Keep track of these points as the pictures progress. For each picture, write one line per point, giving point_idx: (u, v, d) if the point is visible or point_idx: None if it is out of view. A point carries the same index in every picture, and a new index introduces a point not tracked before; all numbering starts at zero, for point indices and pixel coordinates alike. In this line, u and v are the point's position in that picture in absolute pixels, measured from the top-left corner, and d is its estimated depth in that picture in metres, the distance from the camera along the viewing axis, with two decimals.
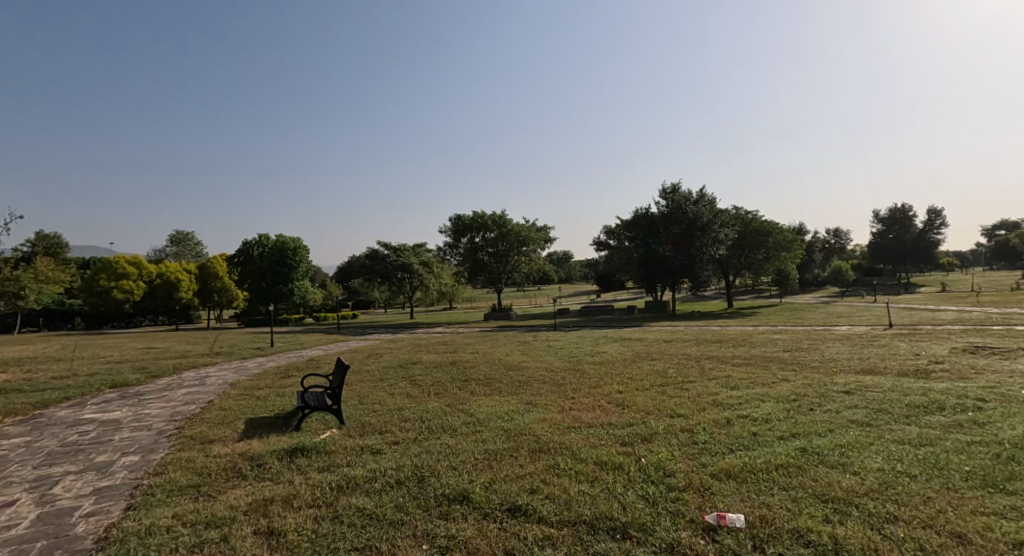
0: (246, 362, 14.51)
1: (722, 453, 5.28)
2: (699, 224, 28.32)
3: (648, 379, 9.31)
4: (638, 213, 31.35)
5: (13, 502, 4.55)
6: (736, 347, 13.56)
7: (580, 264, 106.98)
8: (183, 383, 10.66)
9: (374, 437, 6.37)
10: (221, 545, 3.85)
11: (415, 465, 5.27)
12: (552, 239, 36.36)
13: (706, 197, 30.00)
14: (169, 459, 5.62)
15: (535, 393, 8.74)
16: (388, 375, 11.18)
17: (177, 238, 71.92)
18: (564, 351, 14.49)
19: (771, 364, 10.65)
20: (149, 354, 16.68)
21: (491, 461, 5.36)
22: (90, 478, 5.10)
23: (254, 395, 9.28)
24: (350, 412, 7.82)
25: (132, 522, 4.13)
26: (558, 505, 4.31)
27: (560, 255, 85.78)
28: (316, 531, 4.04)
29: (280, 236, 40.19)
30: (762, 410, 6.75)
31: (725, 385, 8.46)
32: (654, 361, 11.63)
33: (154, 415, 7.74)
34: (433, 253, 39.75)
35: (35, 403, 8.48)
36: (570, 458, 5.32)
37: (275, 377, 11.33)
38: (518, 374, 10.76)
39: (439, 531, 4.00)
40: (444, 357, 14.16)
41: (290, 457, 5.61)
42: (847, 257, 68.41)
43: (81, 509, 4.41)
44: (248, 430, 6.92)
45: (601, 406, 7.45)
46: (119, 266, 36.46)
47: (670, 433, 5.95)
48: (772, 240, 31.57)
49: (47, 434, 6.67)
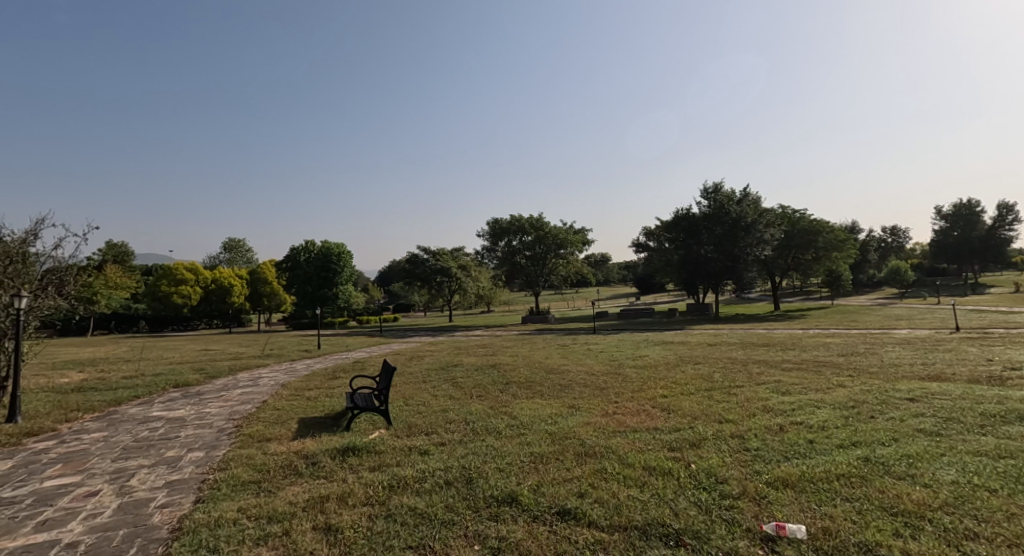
0: (296, 363, 15.05)
1: (776, 460, 5.09)
2: (742, 224, 27.42)
3: (694, 384, 9.08)
4: (679, 214, 30.67)
5: (95, 492, 4.87)
6: (784, 351, 13.09)
7: (619, 266, 105.91)
8: (239, 383, 11.14)
9: (421, 438, 6.50)
10: (283, 539, 4.00)
11: (463, 466, 5.34)
12: (590, 241, 36.17)
13: (750, 196, 29.05)
14: (231, 455, 5.90)
15: (577, 396, 8.73)
16: (431, 377, 11.40)
17: (231, 245, 75.21)
18: (605, 355, 14.34)
19: (825, 368, 10.21)
20: (206, 356, 17.55)
21: (538, 464, 5.35)
22: (162, 472, 5.41)
23: (305, 395, 9.62)
24: (397, 413, 8.00)
25: (201, 514, 4.35)
26: (608, 509, 4.28)
27: (598, 257, 84.99)
28: (371, 529, 4.15)
29: (324, 243, 41.83)
30: (818, 416, 6.50)
31: (777, 391, 8.16)
32: (698, 364, 11.36)
33: (214, 414, 8.15)
34: (471, 257, 40.18)
35: (108, 401, 9.04)
36: (617, 462, 5.26)
37: (323, 378, 11.71)
38: (559, 377, 10.72)
39: (491, 533, 4.03)
40: (484, 359, 14.26)
41: (342, 456, 5.78)
42: (905, 256, 65.03)
43: (156, 500, 4.69)
44: (301, 429, 7.17)
45: (645, 411, 7.32)
46: (178, 273, 38.53)
47: (720, 439, 5.79)
48: (822, 240, 30.26)
49: (122, 429, 7.13)
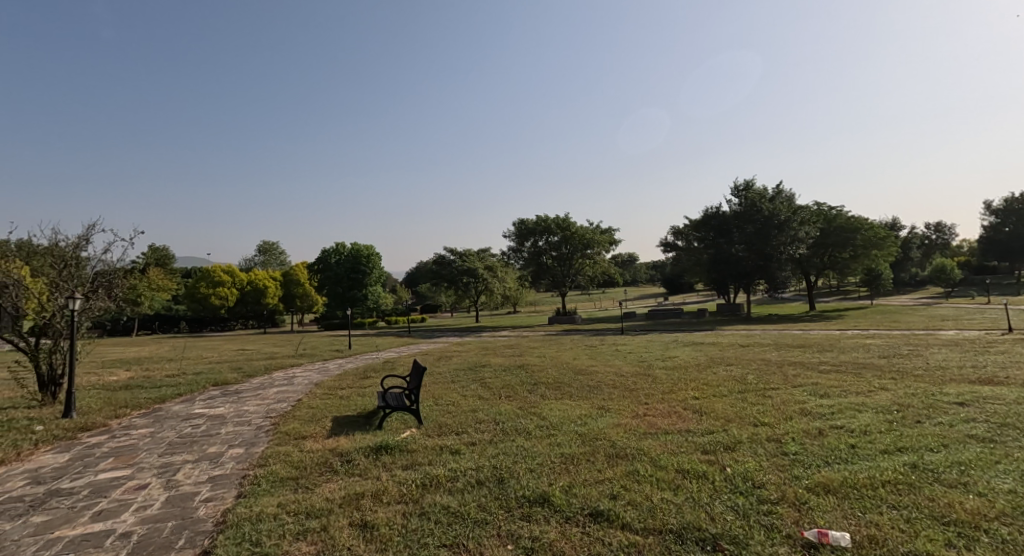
0: (328, 363, 15.37)
1: (816, 465, 4.95)
2: (775, 222, 26.53)
3: (726, 385, 8.91)
4: (709, 212, 30.12)
5: (145, 485, 5.09)
6: (821, 352, 12.70)
7: (648, 266, 104.65)
8: (274, 382, 11.44)
9: (452, 437, 6.55)
10: (321, 534, 4.09)
11: (495, 465, 5.37)
12: (617, 241, 35.88)
13: (783, 194, 28.28)
14: (270, 452, 6.06)
15: (607, 398, 8.65)
16: (460, 377, 11.49)
17: (265, 248, 77.36)
18: (634, 356, 14.18)
19: (866, 371, 9.88)
20: (243, 355, 18.07)
21: (568, 465, 5.34)
22: (205, 467, 5.61)
23: (337, 394, 9.80)
24: (427, 412, 8.08)
25: (243, 508, 4.49)
26: (642, 512, 4.23)
27: (625, 257, 84.12)
28: (406, 526, 4.21)
29: (354, 245, 42.73)
30: (859, 420, 6.30)
31: (815, 393, 7.92)
32: (731, 366, 11.11)
33: (252, 412, 8.38)
34: (497, 258, 40.30)
35: (153, 398, 9.42)
36: (648, 465, 5.19)
37: (354, 378, 11.90)
38: (588, 378, 10.66)
39: (524, 533, 4.04)
40: (512, 360, 14.29)
41: (375, 454, 5.88)
42: (951, 252, 62.32)
43: (200, 494, 4.86)
44: (335, 427, 7.32)
45: (676, 413, 7.21)
46: (215, 275, 39.80)
47: (755, 442, 5.66)
48: (861, 238, 29.17)
49: (167, 426, 7.41)
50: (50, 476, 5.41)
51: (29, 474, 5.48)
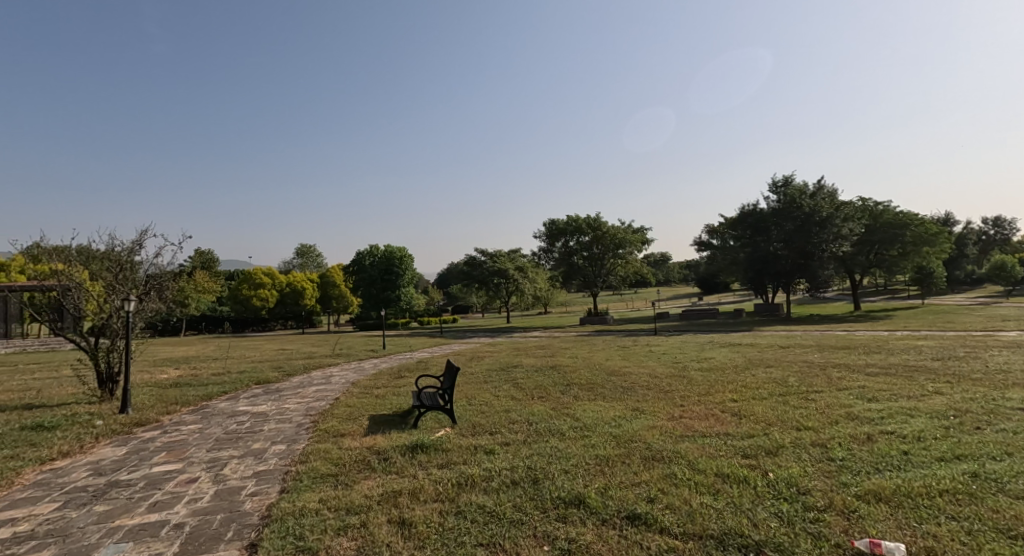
0: (363, 362, 15.68)
1: (866, 472, 4.76)
2: (816, 218, 25.62)
3: (766, 387, 8.68)
4: (746, 209, 29.39)
5: (195, 478, 5.31)
6: (868, 354, 12.18)
7: (681, 265, 102.79)
8: (313, 381, 11.76)
9: (486, 437, 6.58)
10: (361, 530, 4.18)
11: (529, 466, 5.37)
12: (650, 240, 35.38)
13: (825, 189, 27.30)
14: (310, 449, 6.23)
15: (641, 399, 8.53)
16: (493, 378, 11.54)
17: (302, 250, 79.46)
18: (668, 357, 13.94)
19: (918, 373, 9.43)
20: (282, 354, 18.63)
21: (604, 466, 5.31)
22: (250, 462, 5.82)
23: (373, 393, 9.99)
24: (460, 412, 8.14)
25: (287, 503, 4.63)
26: (681, 516, 4.16)
27: (658, 256, 82.82)
28: (443, 524, 4.26)
29: (387, 246, 43.52)
30: (911, 426, 6.03)
31: (861, 397, 7.63)
32: (770, 367, 10.81)
33: (292, 410, 8.62)
34: (528, 258, 40.29)
35: (201, 395, 9.81)
36: (687, 468, 5.10)
37: (388, 377, 12.07)
38: (622, 379, 10.54)
39: (560, 534, 4.03)
40: (544, 360, 14.27)
41: (412, 453, 5.97)
42: (1010, 249, 58.88)
43: (246, 489, 5.04)
44: (372, 426, 7.47)
45: (714, 415, 7.06)
46: (257, 277, 41.08)
47: (799, 447, 5.49)
48: (910, 234, 27.87)
49: (213, 422, 7.70)
50: (110, 468, 5.71)
51: (90, 465, 5.79)
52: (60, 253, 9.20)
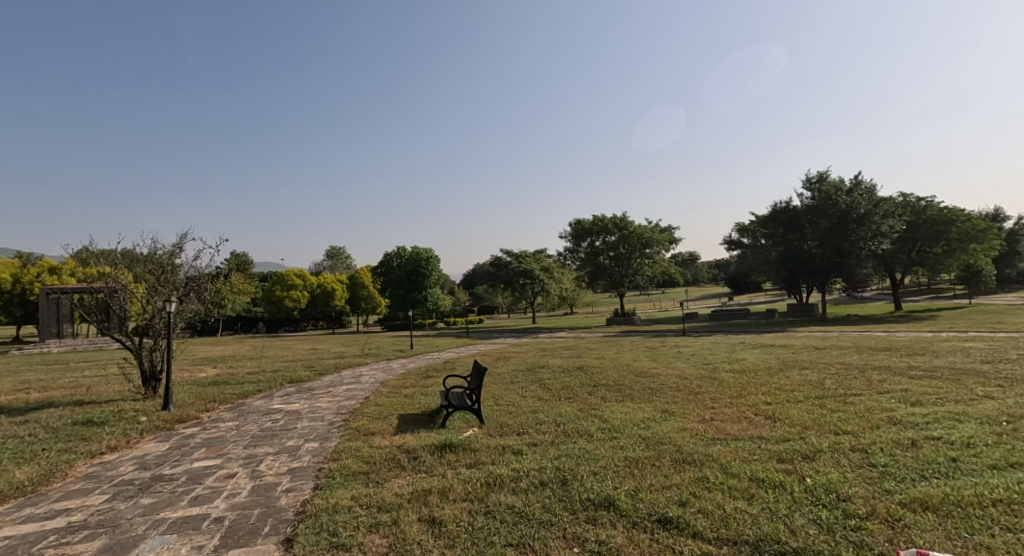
0: (392, 362, 15.89)
1: (909, 479, 4.60)
2: (853, 216, 24.84)
3: (801, 390, 8.45)
4: (779, 207, 28.69)
5: (233, 474, 5.47)
6: (911, 356, 11.73)
7: (710, 265, 100.94)
8: (343, 380, 11.97)
9: (513, 438, 6.59)
10: (392, 527, 4.24)
11: (557, 467, 5.36)
12: (678, 240, 34.88)
13: (863, 185, 26.44)
14: (342, 447, 6.36)
15: (671, 401, 8.41)
16: (520, 378, 11.54)
17: (331, 253, 81.00)
18: (698, 358, 13.73)
19: (964, 377, 9.04)
20: (313, 354, 19.04)
21: (634, 469, 5.24)
22: (285, 459, 5.96)
23: (402, 393, 10.11)
24: (488, 413, 8.17)
25: (320, 500, 4.72)
26: (714, 521, 4.09)
27: (686, 256, 81.45)
28: (473, 523, 4.28)
29: (414, 248, 44.05)
30: (959, 431, 5.79)
31: (904, 401, 7.35)
32: (805, 369, 10.51)
33: (324, 408, 8.81)
34: (553, 258, 40.18)
35: (237, 393, 10.10)
36: (719, 472, 5.01)
37: (416, 377, 12.19)
38: (650, 380, 10.42)
39: (590, 536, 4.01)
40: (571, 361, 14.21)
41: (440, 452, 6.03)
42: None
43: (282, 485, 5.16)
44: (401, 425, 7.55)
45: (746, 418, 6.91)
46: (289, 278, 42.02)
47: (838, 452, 5.33)
48: (955, 231, 26.75)
49: (249, 420, 7.92)
50: (154, 462, 5.94)
51: (136, 459, 6.03)
52: (106, 256, 9.59)
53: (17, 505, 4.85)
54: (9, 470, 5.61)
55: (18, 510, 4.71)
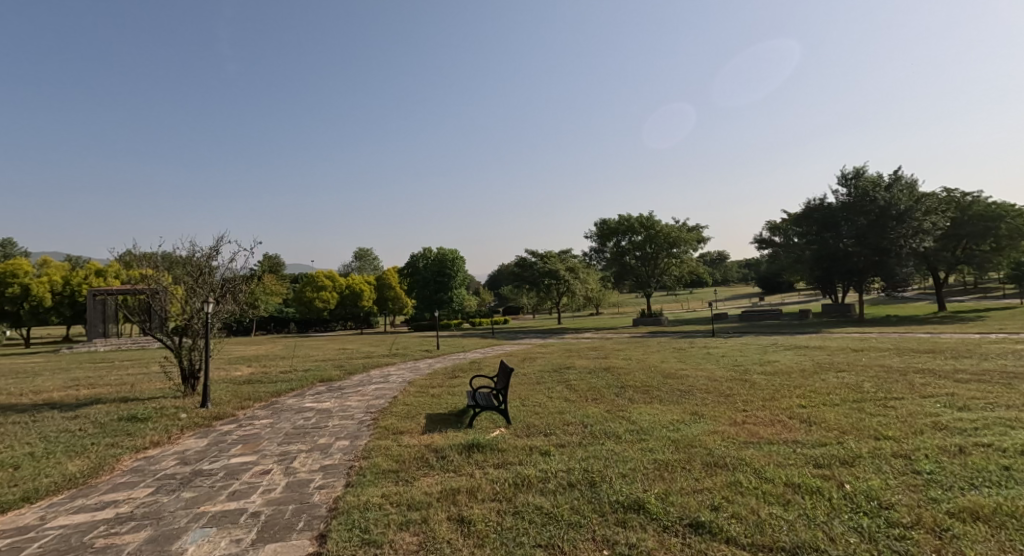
0: (419, 362, 16.05)
1: (958, 488, 4.41)
2: (893, 213, 23.98)
3: (837, 393, 8.20)
4: (812, 205, 27.91)
5: (268, 470, 5.61)
6: (955, 359, 11.26)
7: (739, 265, 99.01)
8: (372, 380, 12.14)
9: (541, 439, 6.57)
10: (422, 526, 4.28)
11: (585, 469, 5.32)
12: (706, 239, 34.31)
13: (902, 180, 25.52)
14: (372, 445, 6.45)
15: (701, 403, 8.27)
16: (546, 379, 11.52)
17: (359, 254, 82.28)
18: (728, 360, 13.45)
19: (1015, 381, 8.63)
20: (342, 354, 19.38)
21: (663, 472, 5.17)
22: (317, 456, 6.08)
23: (429, 393, 10.19)
24: (515, 413, 8.18)
25: (352, 497, 4.80)
26: (748, 526, 4.00)
27: (714, 255, 80.07)
28: (502, 524, 4.29)
29: (440, 249, 44.43)
30: (1010, 438, 5.53)
31: (949, 406, 7.05)
32: (842, 372, 10.19)
33: (354, 407, 8.95)
34: (579, 258, 39.97)
35: (271, 392, 10.35)
36: (753, 476, 4.90)
37: (443, 377, 12.27)
38: (679, 382, 10.27)
39: (620, 539, 3.97)
40: (598, 362, 14.10)
41: (468, 452, 6.06)
42: None
43: (314, 482, 5.27)
44: (429, 424, 7.62)
45: (780, 422, 6.75)
46: (319, 279, 42.87)
47: (879, 458, 5.15)
48: (1003, 228, 25.57)
49: (283, 418, 8.11)
50: (194, 457, 6.13)
51: (177, 454, 6.24)
52: (148, 259, 9.97)
53: (68, 496, 5.06)
54: (60, 462, 5.87)
55: (70, 501, 4.92)
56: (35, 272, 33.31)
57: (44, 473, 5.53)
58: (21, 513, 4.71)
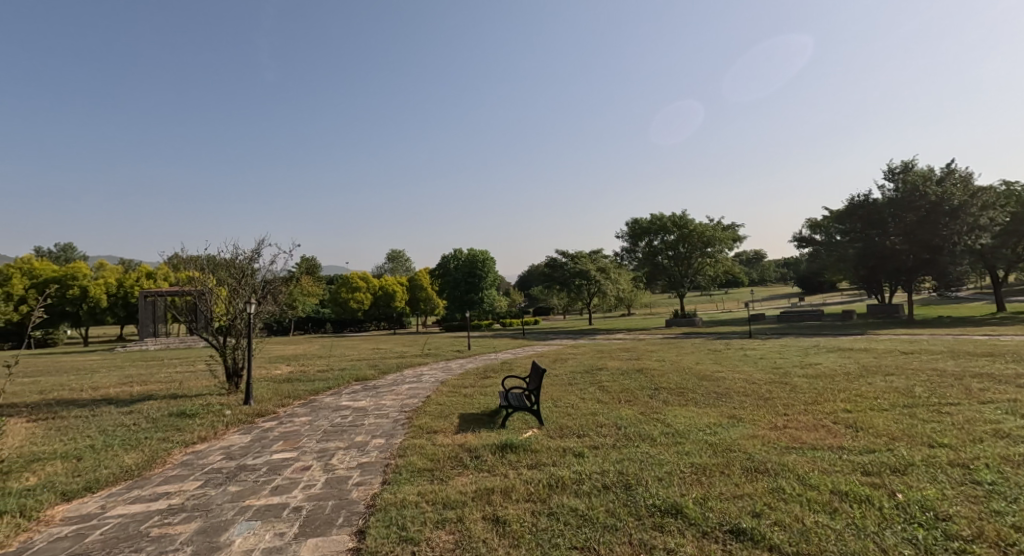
0: (451, 362, 16.16)
1: (1022, 500, 4.16)
2: (945, 208, 22.85)
3: (886, 397, 7.86)
4: (856, 201, 26.87)
5: (308, 466, 5.75)
6: (1015, 363, 10.64)
7: (777, 263, 96.10)
8: (405, 379, 12.31)
9: (574, 440, 6.53)
10: (458, 525, 4.30)
11: (620, 471, 5.25)
12: (742, 238, 33.48)
13: (956, 174, 24.31)
14: (407, 444, 6.53)
15: (739, 406, 8.06)
16: (579, 380, 11.43)
17: (392, 256, 83.65)
18: (768, 362, 13.06)
19: None
20: (376, 354, 19.71)
21: (701, 476, 5.06)
22: (355, 453, 6.21)
23: (462, 392, 10.25)
24: (548, 414, 8.15)
25: (389, 494, 4.88)
26: (792, 534, 3.88)
27: (750, 253, 77.95)
28: (537, 524, 4.28)
29: (470, 250, 44.76)
30: None
31: (1010, 413, 6.66)
32: (890, 376, 9.77)
33: (389, 406, 9.08)
34: (610, 259, 39.59)
35: (309, 390, 10.62)
36: (796, 483, 4.74)
37: (476, 377, 12.33)
38: (715, 384, 10.05)
39: (657, 544, 3.90)
40: (631, 363, 13.93)
41: (502, 452, 6.07)
42: None
43: (352, 478, 5.37)
44: (462, 424, 7.67)
45: (824, 427, 6.52)
46: (353, 281, 43.74)
47: (933, 467, 4.92)
48: None
49: (320, 415, 8.31)
50: (239, 452, 6.35)
51: (223, 449, 6.47)
52: (194, 262, 10.40)
53: (125, 487, 5.31)
54: (117, 455, 6.16)
55: (127, 491, 5.16)
56: (92, 275, 35.14)
57: (103, 464, 5.82)
58: (84, 501, 4.96)
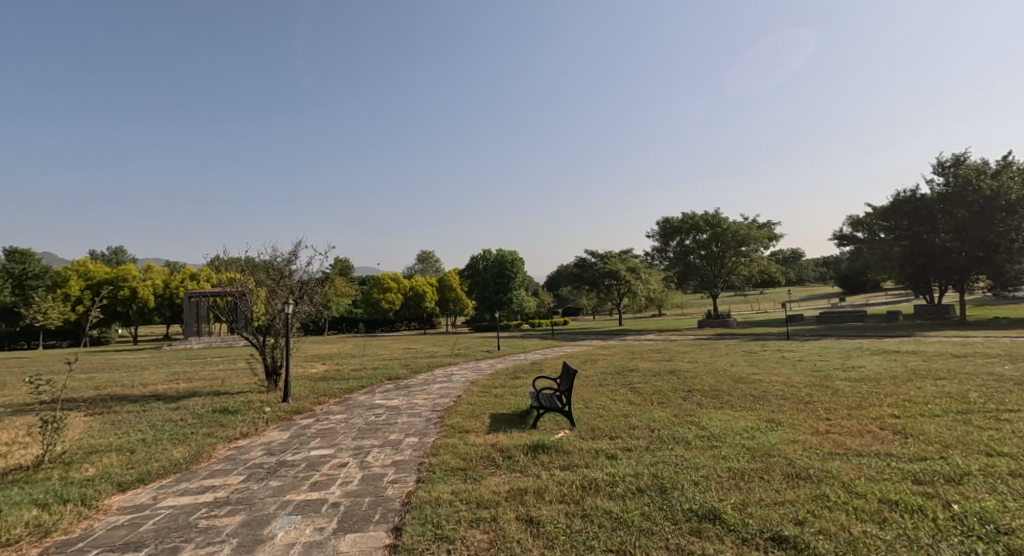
0: (481, 363, 16.20)
1: None
2: (1001, 203, 21.72)
3: (937, 403, 7.51)
4: (902, 197, 25.84)
5: (345, 463, 5.86)
6: None
7: (815, 262, 93.01)
8: (436, 379, 12.41)
9: (606, 441, 6.47)
10: (492, 524, 4.30)
11: (655, 474, 5.17)
12: (778, 236, 32.54)
13: (1012, 167, 23.08)
14: (439, 443, 6.58)
15: (777, 410, 7.83)
16: (609, 380, 11.30)
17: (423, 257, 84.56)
18: (807, 364, 12.64)
19: None
20: (407, 354, 19.95)
21: (739, 481, 4.93)
22: (389, 451, 6.29)
23: (492, 393, 10.27)
24: (579, 415, 8.09)
25: (423, 492, 4.92)
26: (838, 544, 3.74)
27: (786, 252, 75.62)
28: (571, 526, 4.24)
29: (499, 251, 44.88)
30: None
31: None
32: (939, 380, 9.32)
33: (421, 405, 9.17)
34: (640, 259, 39.08)
35: (343, 388, 10.82)
36: (840, 490, 4.57)
37: (506, 377, 12.33)
38: (751, 386, 9.79)
39: (694, 549, 3.82)
40: (663, 364, 13.70)
41: (533, 453, 6.06)
42: None
43: (387, 476, 5.44)
44: (493, 424, 7.69)
45: (869, 432, 6.27)
46: (385, 281, 44.45)
47: (992, 477, 4.67)
48: None
49: (355, 413, 8.46)
50: (278, 448, 6.51)
51: (264, 445, 6.65)
52: (235, 263, 10.76)
53: (175, 479, 5.51)
54: (166, 448, 6.40)
55: (176, 484, 5.36)
56: (141, 276, 36.76)
57: (154, 457, 6.06)
58: (137, 492, 5.17)
